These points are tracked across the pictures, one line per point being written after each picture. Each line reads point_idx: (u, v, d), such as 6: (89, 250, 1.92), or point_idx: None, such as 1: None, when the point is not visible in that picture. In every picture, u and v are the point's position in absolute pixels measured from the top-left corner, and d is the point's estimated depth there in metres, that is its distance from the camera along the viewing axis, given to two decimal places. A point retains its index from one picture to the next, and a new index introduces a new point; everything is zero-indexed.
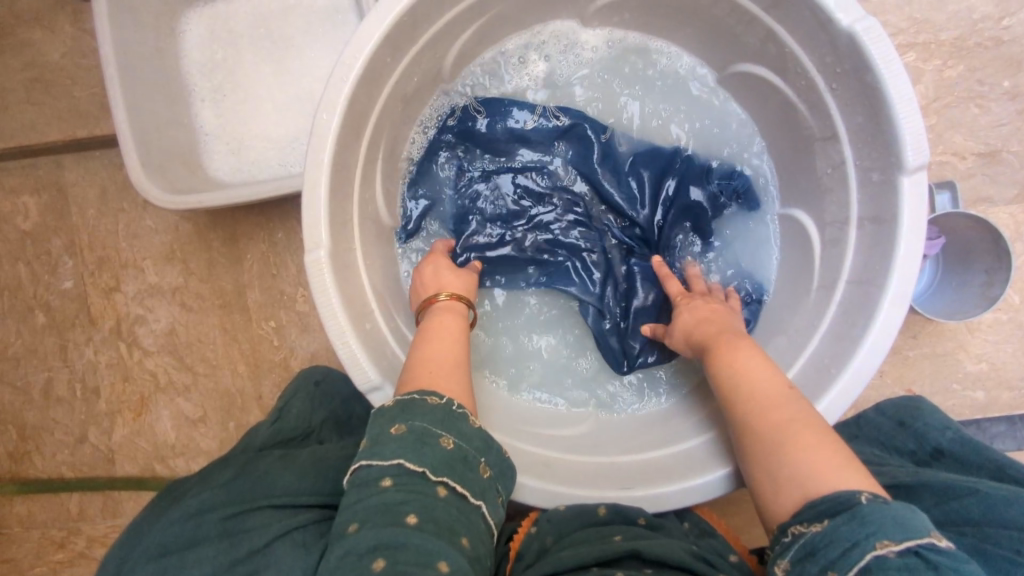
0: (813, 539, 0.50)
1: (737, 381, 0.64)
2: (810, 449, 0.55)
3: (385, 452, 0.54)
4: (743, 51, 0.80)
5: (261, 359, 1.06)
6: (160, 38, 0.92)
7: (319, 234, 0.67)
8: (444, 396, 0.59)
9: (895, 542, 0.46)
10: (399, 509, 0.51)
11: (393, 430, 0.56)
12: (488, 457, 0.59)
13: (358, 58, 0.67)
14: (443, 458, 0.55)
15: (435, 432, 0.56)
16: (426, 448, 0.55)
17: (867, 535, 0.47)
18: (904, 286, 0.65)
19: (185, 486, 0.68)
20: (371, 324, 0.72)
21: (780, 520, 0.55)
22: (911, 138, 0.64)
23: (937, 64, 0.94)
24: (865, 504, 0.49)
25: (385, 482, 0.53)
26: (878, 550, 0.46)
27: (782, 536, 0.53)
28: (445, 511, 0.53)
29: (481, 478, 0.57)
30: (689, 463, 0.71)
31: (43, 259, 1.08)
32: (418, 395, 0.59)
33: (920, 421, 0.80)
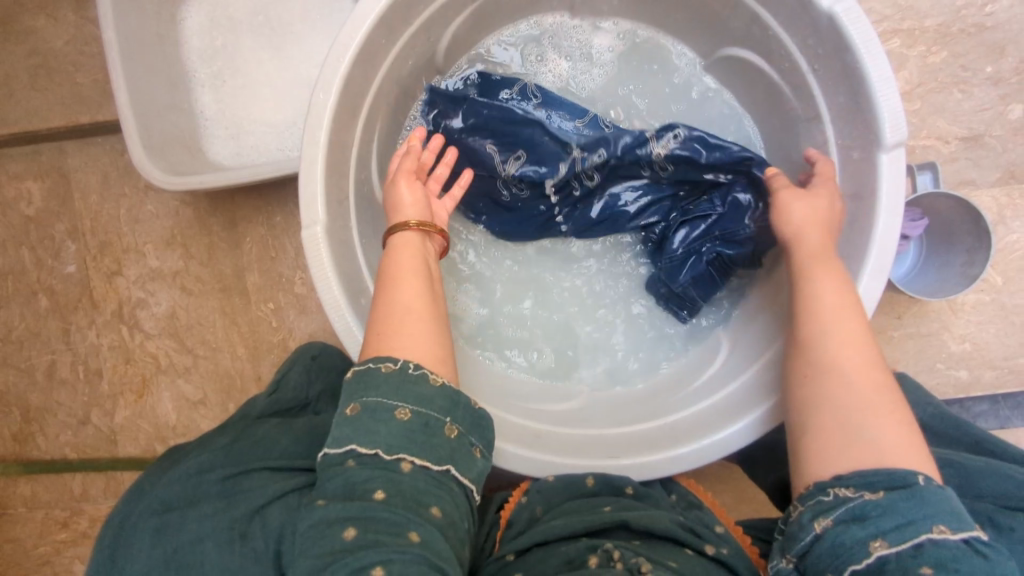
0: (864, 507, 0.53)
1: (821, 325, 0.63)
2: (896, 432, 0.56)
3: (341, 436, 0.56)
4: (729, 34, 0.82)
5: (260, 341, 1.08)
6: (161, 25, 0.94)
7: (316, 211, 0.69)
8: (399, 362, 0.58)
9: (952, 530, 0.50)
10: (364, 486, 0.53)
11: (349, 411, 0.57)
12: (451, 417, 0.59)
13: (354, 39, 0.69)
14: (397, 431, 0.55)
15: (389, 405, 0.56)
16: (380, 426, 0.55)
17: (925, 516, 0.51)
18: (882, 260, 0.67)
19: (186, 448, 0.70)
20: (367, 300, 0.74)
21: (821, 480, 0.57)
22: (888, 116, 0.66)
23: (921, 50, 0.96)
24: (925, 487, 0.52)
25: (349, 463, 0.55)
26: (934, 533, 0.50)
27: (821, 495, 0.56)
28: (410, 484, 0.54)
29: (448, 441, 0.58)
30: (675, 433, 0.74)
31: (46, 243, 1.10)
32: (372, 364, 0.59)
33: (903, 401, 0.83)
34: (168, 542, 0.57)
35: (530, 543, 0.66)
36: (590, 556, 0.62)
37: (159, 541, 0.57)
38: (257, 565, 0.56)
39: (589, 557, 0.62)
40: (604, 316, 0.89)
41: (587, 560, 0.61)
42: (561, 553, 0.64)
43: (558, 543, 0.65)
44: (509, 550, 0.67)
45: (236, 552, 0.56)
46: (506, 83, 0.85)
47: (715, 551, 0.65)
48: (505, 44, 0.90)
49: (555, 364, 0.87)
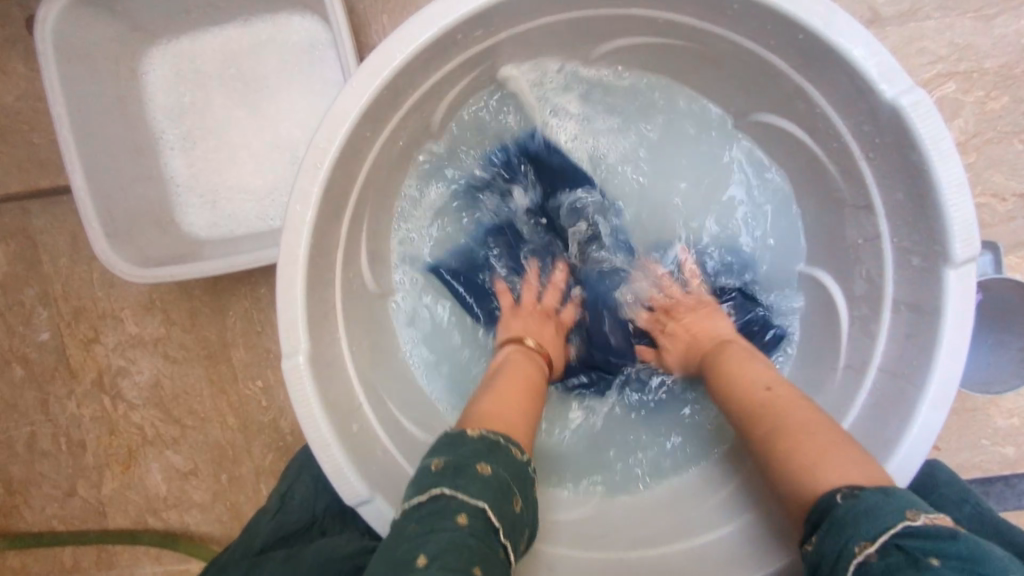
0: (813, 553, 0.47)
1: (731, 373, 0.63)
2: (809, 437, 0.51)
3: (472, 487, 0.50)
4: (765, 101, 0.71)
5: (250, 417, 1.01)
6: (120, 84, 0.84)
7: (297, 337, 0.61)
8: (526, 455, 0.56)
9: (871, 542, 0.42)
10: (472, 552, 0.45)
11: (480, 468, 0.51)
12: (529, 532, 0.55)
13: (334, 140, 0.59)
14: (511, 521, 0.51)
15: (513, 488, 0.52)
16: (506, 502, 0.51)
17: (850, 538, 0.44)
18: (945, 388, 0.59)
19: None
20: (359, 423, 0.67)
21: (793, 532, 0.52)
22: (959, 228, 0.57)
23: (978, 95, 0.84)
24: (838, 507, 0.45)
25: (462, 518, 0.48)
26: (858, 554, 0.43)
27: (796, 550, 0.51)
28: (501, 572, 0.47)
29: (519, 548, 0.53)
30: (700, 566, 0.66)
31: (16, 309, 1.02)
32: (505, 441, 0.55)
33: (934, 494, 0.76)
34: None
35: None
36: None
37: None
38: None
39: None
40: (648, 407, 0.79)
41: None
42: None
43: None
44: None
45: None
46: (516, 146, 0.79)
47: None
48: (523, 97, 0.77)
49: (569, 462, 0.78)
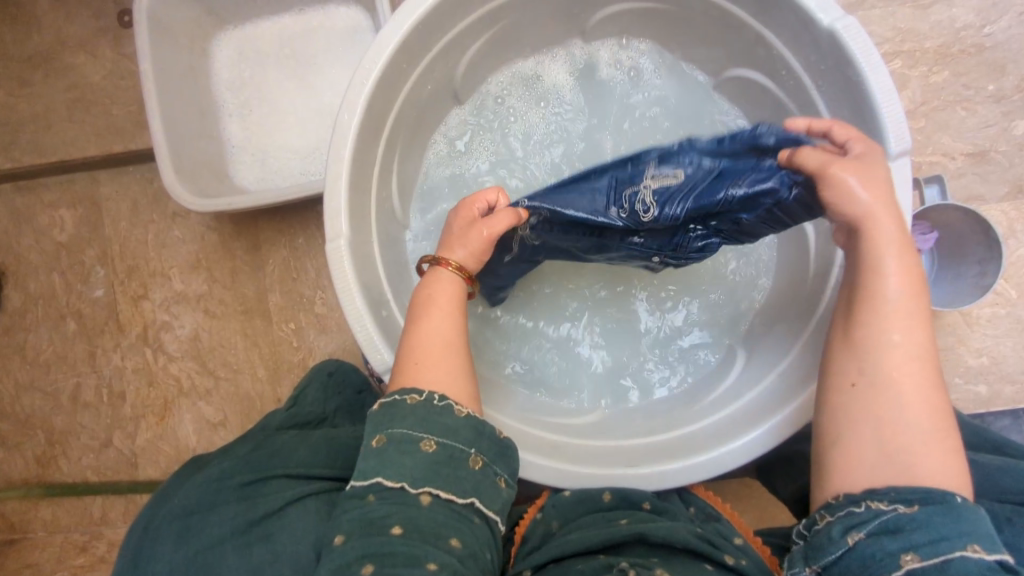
0: (898, 520, 0.53)
1: (884, 334, 0.58)
2: (932, 445, 0.56)
3: (368, 469, 0.59)
4: (733, 56, 0.85)
5: (279, 363, 1.10)
6: (193, 57, 0.99)
7: (340, 225, 0.72)
8: (424, 394, 0.62)
9: (984, 550, 0.50)
10: (384, 522, 0.56)
11: (375, 443, 0.60)
12: (479, 446, 0.62)
13: (377, 62, 0.73)
14: (425, 464, 0.59)
15: (414, 437, 0.60)
16: (407, 458, 0.59)
17: (959, 534, 0.51)
18: None
19: (209, 457, 0.72)
20: (387, 311, 0.76)
21: (846, 491, 0.57)
22: (892, 127, 0.69)
23: (923, 70, 0.98)
24: (961, 504, 0.52)
25: (369, 497, 0.58)
26: (967, 551, 0.50)
27: (853, 506, 0.56)
28: (428, 517, 0.57)
29: (472, 472, 0.61)
30: (690, 443, 0.74)
31: (76, 268, 1.14)
32: (400, 396, 0.62)
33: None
34: (191, 541, 0.59)
35: (546, 559, 0.71)
36: None
37: (184, 543, 0.59)
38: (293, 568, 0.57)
39: None
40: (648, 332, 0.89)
41: None
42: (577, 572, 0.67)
43: (573, 557, 0.70)
44: (527, 566, 0.72)
45: (257, 550, 0.58)
46: (525, 95, 0.93)
47: (734, 561, 0.67)
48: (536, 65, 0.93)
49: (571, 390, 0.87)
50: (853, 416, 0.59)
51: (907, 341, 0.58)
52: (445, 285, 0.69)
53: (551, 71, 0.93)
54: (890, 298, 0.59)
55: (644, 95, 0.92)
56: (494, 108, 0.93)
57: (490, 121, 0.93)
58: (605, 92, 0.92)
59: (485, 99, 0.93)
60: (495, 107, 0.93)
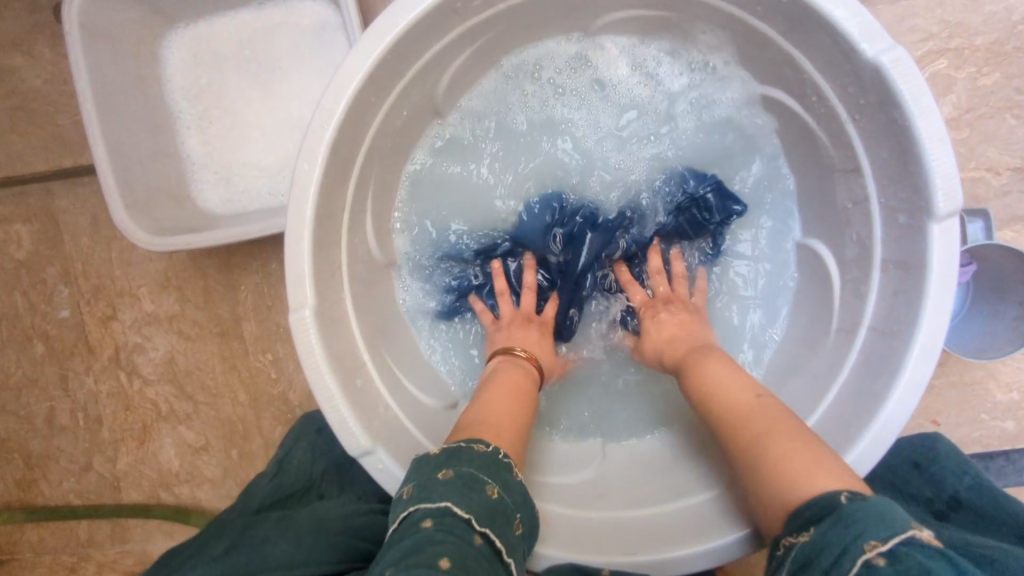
0: (805, 550, 0.46)
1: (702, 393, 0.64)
2: (791, 451, 0.53)
3: (433, 494, 0.51)
4: (756, 71, 0.74)
5: (260, 389, 1.04)
6: (141, 65, 0.87)
7: (304, 292, 0.64)
8: (491, 445, 0.58)
9: (882, 542, 0.42)
10: (434, 549, 0.47)
11: (441, 474, 0.54)
12: (523, 517, 0.57)
13: (339, 103, 0.62)
14: (486, 507, 0.52)
15: (481, 479, 0.54)
16: (473, 493, 0.52)
17: (852, 537, 0.43)
18: (931, 341, 0.60)
19: (183, 552, 0.65)
20: (362, 378, 0.69)
21: (775, 537, 0.51)
22: (942, 183, 0.59)
23: (970, 72, 0.86)
24: (845, 504, 0.45)
25: (426, 522, 0.50)
26: (866, 553, 0.42)
27: (776, 553, 0.50)
28: (477, 557, 0.48)
29: (515, 535, 0.54)
30: (695, 520, 0.68)
31: (38, 288, 1.06)
32: (465, 443, 0.58)
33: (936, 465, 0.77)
34: None
35: None
36: None
37: None
38: None
39: None
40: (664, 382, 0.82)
41: None
42: None
43: None
44: None
45: None
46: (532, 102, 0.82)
47: None
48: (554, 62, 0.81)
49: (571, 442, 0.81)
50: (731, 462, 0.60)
51: (730, 389, 0.62)
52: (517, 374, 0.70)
53: (542, 77, 0.81)
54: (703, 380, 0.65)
55: (667, 116, 0.81)
56: (495, 119, 0.82)
57: (479, 134, 0.82)
58: (625, 109, 0.81)
59: (486, 107, 0.82)
60: (480, 118, 0.82)
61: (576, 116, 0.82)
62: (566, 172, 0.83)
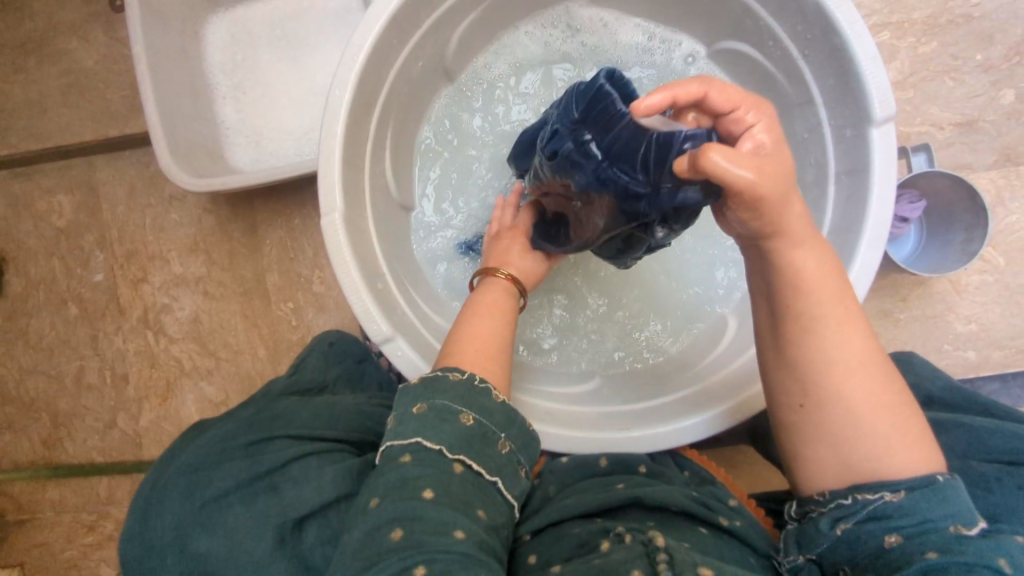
0: (885, 507, 0.54)
1: (819, 343, 0.58)
2: (900, 451, 0.56)
3: (405, 431, 0.59)
4: (723, 27, 0.86)
5: (279, 341, 1.12)
6: (186, 41, 1.00)
7: (334, 199, 0.73)
8: (466, 373, 0.63)
9: (968, 526, 0.52)
10: (417, 483, 0.56)
11: (415, 410, 0.61)
12: (510, 434, 0.63)
13: (367, 40, 0.74)
14: (461, 436, 0.59)
15: (454, 409, 0.60)
16: (445, 426, 0.59)
17: (944, 514, 0.52)
18: (879, 231, 0.70)
19: (210, 422, 0.73)
20: (383, 284, 0.78)
21: (835, 487, 0.59)
22: (877, 93, 0.69)
23: (911, 41, 0.99)
24: (945, 484, 0.54)
25: (405, 457, 0.58)
26: (953, 528, 0.52)
27: (840, 499, 0.57)
28: (459, 484, 0.57)
29: (499, 454, 0.61)
30: (681, 407, 0.75)
31: (75, 253, 1.15)
32: (442, 373, 0.63)
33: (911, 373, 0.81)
34: (197, 497, 0.61)
35: (545, 524, 0.69)
36: (601, 539, 0.62)
37: (189, 497, 0.61)
38: (283, 517, 0.60)
39: (601, 540, 0.62)
40: (644, 299, 0.91)
41: (599, 543, 0.62)
42: (575, 535, 0.65)
43: (571, 523, 0.68)
44: (526, 531, 0.69)
45: (262, 502, 0.61)
46: (522, 66, 0.94)
47: (728, 524, 0.67)
48: (543, 33, 0.94)
49: (571, 361, 0.89)
50: (810, 433, 0.60)
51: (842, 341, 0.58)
52: (494, 293, 0.75)
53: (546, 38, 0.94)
54: (817, 309, 0.58)
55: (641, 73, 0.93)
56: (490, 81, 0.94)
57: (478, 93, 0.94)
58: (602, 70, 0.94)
59: (483, 73, 0.94)
60: (490, 70, 0.94)
61: (558, 73, 0.94)
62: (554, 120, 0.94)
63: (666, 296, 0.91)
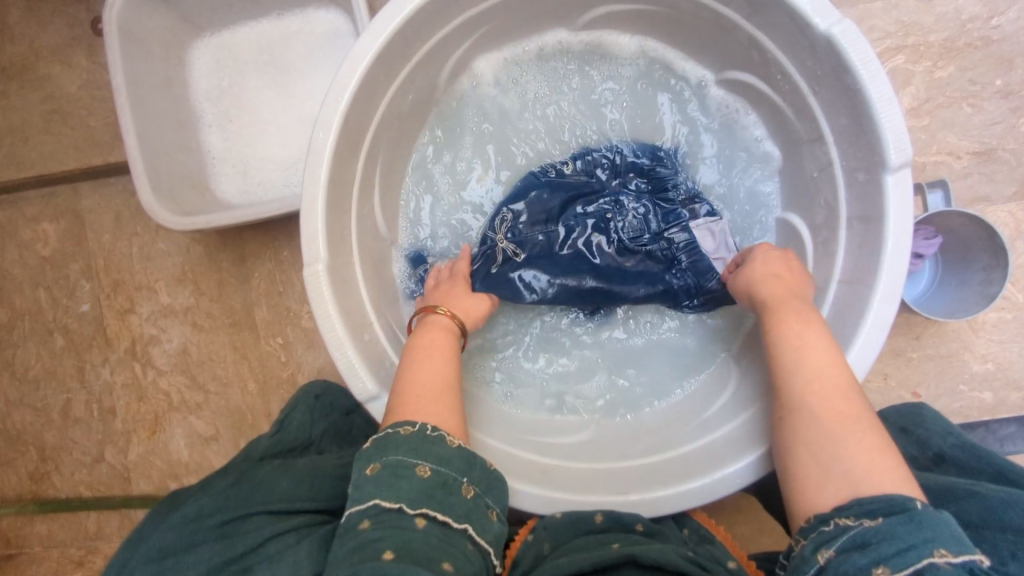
0: (864, 534, 0.51)
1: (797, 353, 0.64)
2: (867, 461, 0.56)
3: (362, 495, 0.56)
4: (729, 58, 0.81)
5: (268, 377, 1.08)
6: (169, 68, 0.96)
7: (317, 249, 0.70)
8: (417, 424, 0.60)
9: (953, 554, 0.47)
10: (376, 545, 0.52)
11: (368, 471, 0.57)
12: (470, 478, 0.60)
13: (352, 77, 0.70)
14: (418, 490, 0.56)
15: (409, 463, 0.57)
16: (402, 482, 0.56)
17: (924, 540, 0.48)
18: (894, 283, 0.66)
19: (187, 491, 0.70)
20: (370, 335, 0.74)
21: (820, 512, 0.56)
22: (892, 138, 0.65)
23: (927, 65, 0.94)
24: (925, 511, 0.50)
25: (363, 523, 0.54)
26: (935, 556, 0.47)
27: (822, 526, 0.54)
28: (422, 542, 0.53)
29: (465, 500, 0.58)
30: (685, 468, 0.71)
31: (61, 283, 1.12)
32: (392, 429, 0.60)
33: (923, 427, 0.78)
34: None
35: None
36: None
37: None
38: None
39: None
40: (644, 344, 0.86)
41: None
42: None
43: None
44: None
45: None
46: (514, 92, 0.88)
47: None
48: (535, 52, 0.87)
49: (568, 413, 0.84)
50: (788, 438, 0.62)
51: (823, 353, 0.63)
52: (433, 332, 0.71)
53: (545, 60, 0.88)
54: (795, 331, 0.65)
55: (640, 101, 0.89)
56: (480, 109, 0.88)
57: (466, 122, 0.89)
58: (599, 97, 0.89)
59: (470, 98, 0.88)
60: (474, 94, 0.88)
61: (553, 99, 0.89)
62: (556, 148, 0.90)
63: (671, 344, 0.86)
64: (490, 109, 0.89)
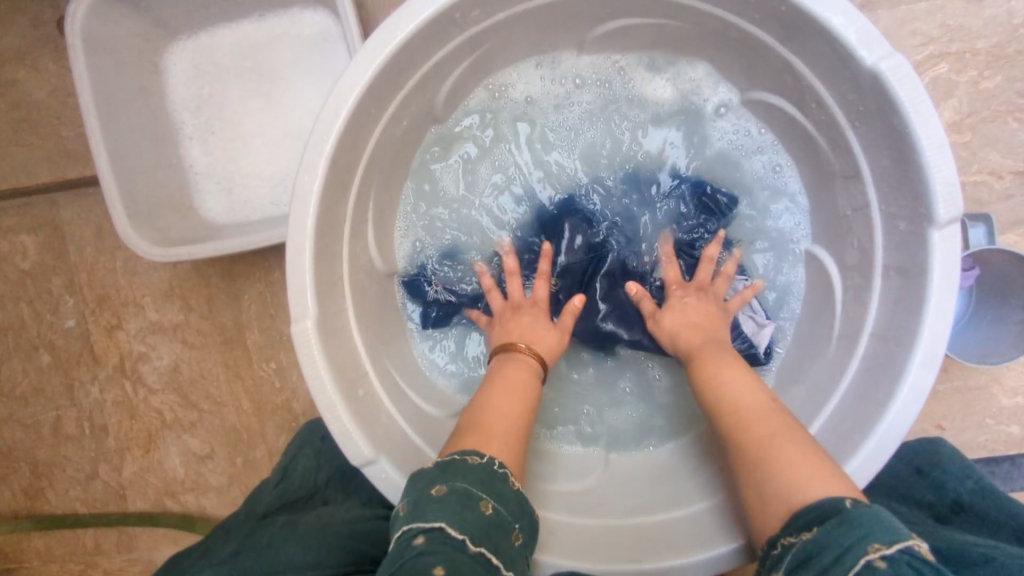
0: (806, 547, 0.46)
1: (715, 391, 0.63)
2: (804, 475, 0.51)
3: (420, 513, 0.49)
4: (758, 78, 0.74)
5: (263, 401, 1.05)
6: (144, 77, 0.88)
7: (306, 303, 0.64)
8: (485, 456, 0.55)
9: (885, 545, 0.43)
10: (427, 565, 0.45)
11: (432, 490, 0.51)
12: (522, 527, 0.54)
13: (340, 113, 0.63)
14: (481, 524, 0.49)
15: (476, 494, 0.51)
16: (468, 510, 0.49)
17: (856, 540, 0.44)
18: (934, 350, 0.60)
19: (191, 558, 0.67)
20: (365, 388, 0.69)
21: (771, 535, 0.51)
22: (942, 190, 0.58)
23: (972, 75, 0.86)
24: (853, 510, 0.45)
25: (416, 538, 0.48)
26: (869, 556, 0.43)
27: (772, 549, 0.50)
28: (473, 571, 0.46)
29: (513, 546, 0.51)
30: (697, 533, 0.67)
31: (44, 297, 1.07)
32: (459, 456, 0.55)
33: (940, 469, 0.74)
34: None
35: None
36: None
37: None
38: None
39: None
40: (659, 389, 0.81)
41: None
42: None
43: None
44: None
45: None
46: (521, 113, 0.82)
47: None
48: (543, 70, 0.81)
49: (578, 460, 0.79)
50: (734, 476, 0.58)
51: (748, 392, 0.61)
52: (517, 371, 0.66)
53: (554, 84, 0.81)
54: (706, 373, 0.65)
55: (658, 122, 0.81)
56: (483, 131, 0.82)
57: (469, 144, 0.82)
58: (615, 117, 0.82)
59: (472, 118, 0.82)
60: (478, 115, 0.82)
61: (564, 119, 0.82)
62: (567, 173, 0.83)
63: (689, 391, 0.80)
64: (494, 130, 0.82)
